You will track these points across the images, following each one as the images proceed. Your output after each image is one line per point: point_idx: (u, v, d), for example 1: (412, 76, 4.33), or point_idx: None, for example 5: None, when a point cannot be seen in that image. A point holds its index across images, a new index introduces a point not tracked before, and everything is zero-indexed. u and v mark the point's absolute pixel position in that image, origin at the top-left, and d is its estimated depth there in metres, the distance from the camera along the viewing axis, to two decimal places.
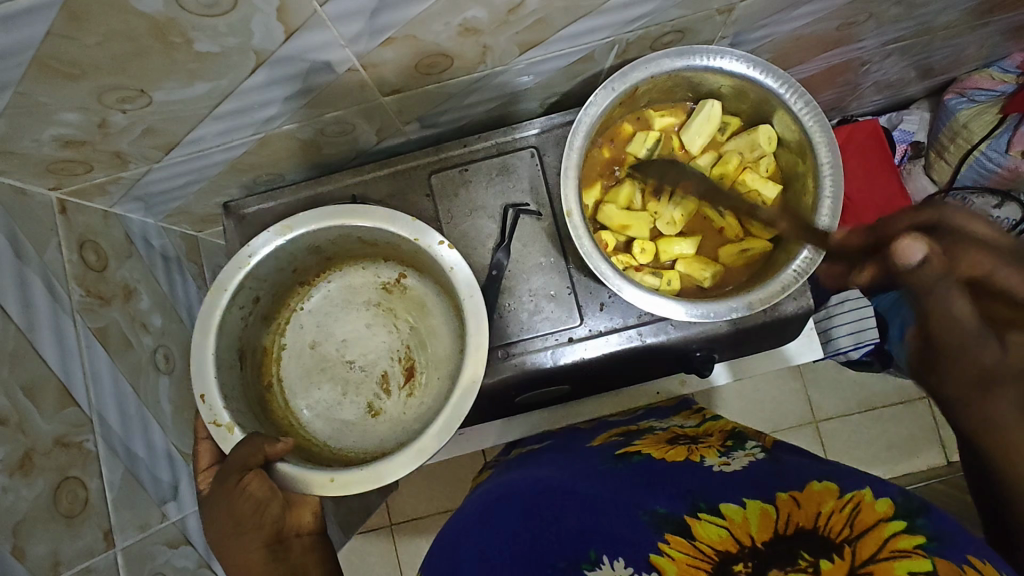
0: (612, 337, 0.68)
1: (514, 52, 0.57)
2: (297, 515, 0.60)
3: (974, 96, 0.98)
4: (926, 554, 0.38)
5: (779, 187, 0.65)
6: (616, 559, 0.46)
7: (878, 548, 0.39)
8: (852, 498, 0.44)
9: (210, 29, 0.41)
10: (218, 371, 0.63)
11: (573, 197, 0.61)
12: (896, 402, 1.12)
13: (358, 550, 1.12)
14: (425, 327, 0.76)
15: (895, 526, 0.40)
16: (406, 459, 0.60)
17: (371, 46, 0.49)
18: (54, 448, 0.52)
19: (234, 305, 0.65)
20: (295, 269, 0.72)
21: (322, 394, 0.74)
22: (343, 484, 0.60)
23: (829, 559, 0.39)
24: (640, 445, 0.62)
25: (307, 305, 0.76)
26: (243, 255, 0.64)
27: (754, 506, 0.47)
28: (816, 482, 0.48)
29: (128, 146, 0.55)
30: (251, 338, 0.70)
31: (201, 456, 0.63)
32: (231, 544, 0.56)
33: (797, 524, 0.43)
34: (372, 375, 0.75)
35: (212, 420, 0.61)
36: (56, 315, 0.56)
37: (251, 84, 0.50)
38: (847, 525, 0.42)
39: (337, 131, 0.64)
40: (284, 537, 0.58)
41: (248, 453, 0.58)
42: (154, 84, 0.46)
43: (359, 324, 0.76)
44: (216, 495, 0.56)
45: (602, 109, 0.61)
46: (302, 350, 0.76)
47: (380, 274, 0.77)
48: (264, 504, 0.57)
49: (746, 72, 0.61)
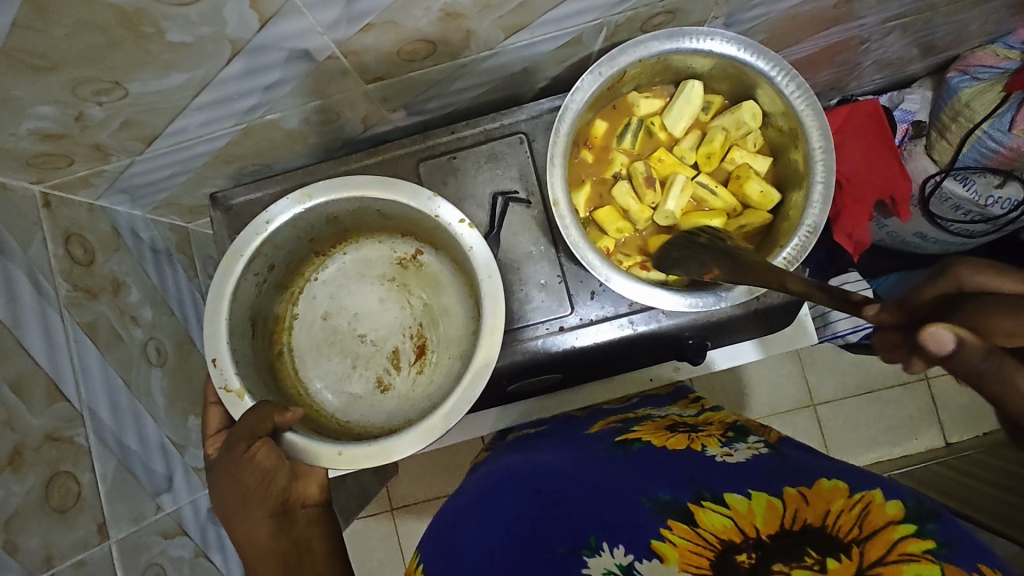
0: (603, 325, 0.68)
1: (500, 36, 0.55)
2: (302, 486, 0.58)
3: (977, 73, 0.94)
4: (935, 560, 0.37)
5: (770, 160, 0.65)
6: (616, 546, 0.45)
7: (887, 551, 0.39)
8: (863, 498, 0.43)
9: (181, 18, 0.40)
10: (232, 337, 0.63)
11: (559, 185, 0.60)
12: (896, 384, 1.12)
13: (359, 535, 1.13)
14: (438, 305, 0.76)
15: (905, 530, 0.40)
16: (414, 439, 0.60)
17: (351, 33, 0.48)
18: (44, 444, 0.52)
19: (249, 273, 0.65)
20: (311, 239, 0.72)
21: (331, 365, 0.75)
22: (351, 458, 0.61)
23: (837, 559, 0.39)
24: (640, 433, 0.62)
25: (321, 274, 0.76)
26: (261, 222, 0.64)
27: (760, 498, 0.46)
28: (825, 480, 0.47)
29: (108, 138, 0.54)
30: (263, 305, 0.70)
31: (211, 420, 0.63)
32: (235, 517, 0.54)
33: (804, 520, 0.43)
34: (383, 350, 0.75)
35: (222, 385, 0.62)
36: (42, 310, 0.55)
37: (229, 75, 0.49)
38: (856, 526, 0.41)
39: (322, 120, 0.63)
40: (290, 508, 0.55)
41: (257, 422, 0.58)
42: (129, 75, 0.45)
43: (373, 298, 0.76)
44: (222, 463, 0.56)
45: (589, 95, 0.60)
46: (314, 321, 0.76)
47: (396, 249, 0.77)
48: (270, 474, 0.56)
49: (737, 54, 0.59)
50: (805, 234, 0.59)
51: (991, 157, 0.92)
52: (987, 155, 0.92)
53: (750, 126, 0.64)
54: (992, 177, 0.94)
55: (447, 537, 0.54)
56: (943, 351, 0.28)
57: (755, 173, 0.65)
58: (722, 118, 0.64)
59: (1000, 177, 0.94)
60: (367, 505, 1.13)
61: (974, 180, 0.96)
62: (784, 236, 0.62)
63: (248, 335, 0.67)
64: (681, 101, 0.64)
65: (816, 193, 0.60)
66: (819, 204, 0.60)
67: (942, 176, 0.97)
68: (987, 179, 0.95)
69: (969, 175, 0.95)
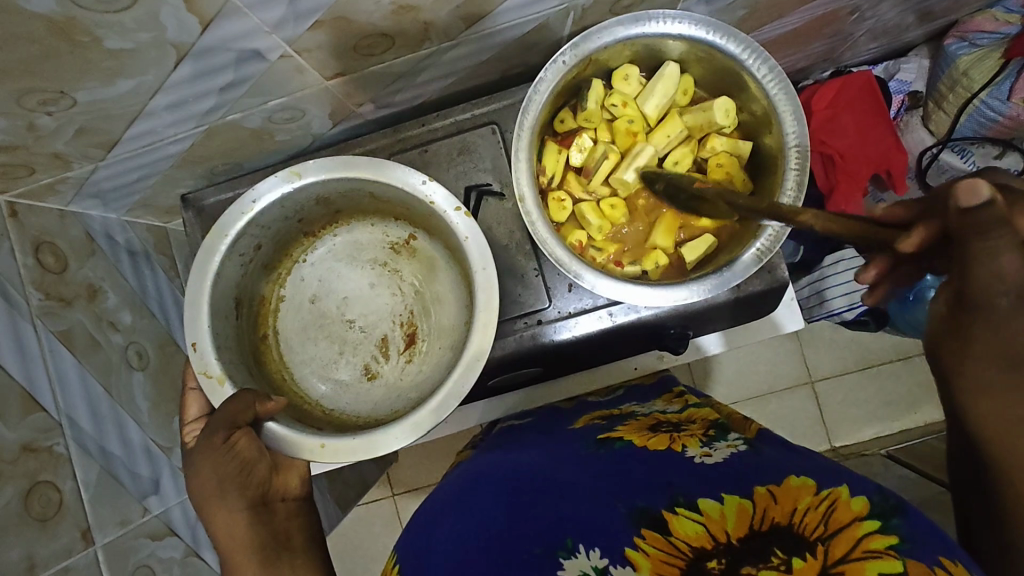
0: (582, 318, 0.68)
1: (461, 25, 0.54)
2: (283, 479, 0.57)
3: (976, 39, 0.89)
4: (898, 555, 0.38)
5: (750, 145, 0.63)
6: (592, 549, 0.45)
7: (851, 547, 0.39)
8: (829, 495, 0.44)
9: (116, 25, 0.39)
10: (211, 319, 0.61)
11: (524, 178, 0.59)
12: (894, 358, 1.10)
13: (362, 520, 1.12)
14: (431, 293, 0.74)
15: (869, 526, 0.40)
16: (401, 433, 0.59)
17: (300, 31, 0.46)
18: (21, 455, 0.53)
19: (235, 252, 0.64)
20: (301, 219, 0.70)
21: (317, 350, 0.74)
22: (332, 452, 0.60)
23: (802, 558, 0.40)
24: (622, 431, 0.61)
25: (310, 256, 0.75)
26: (248, 201, 0.63)
27: (731, 502, 0.46)
28: (794, 477, 0.47)
29: (65, 146, 0.53)
30: (249, 286, 0.69)
31: (189, 407, 0.62)
32: (214, 505, 0.52)
33: (772, 520, 0.43)
34: (372, 337, 0.74)
35: (203, 370, 0.60)
36: (14, 322, 0.55)
37: (179, 78, 0.47)
38: (822, 523, 0.42)
39: (286, 117, 0.61)
40: (269, 500, 0.54)
41: (236, 411, 0.57)
42: (74, 84, 0.44)
43: (362, 283, 0.75)
44: (199, 451, 0.54)
45: (553, 83, 0.59)
46: (302, 303, 0.74)
47: (389, 234, 0.75)
48: (251, 465, 0.55)
49: (705, 37, 0.58)
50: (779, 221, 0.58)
51: (990, 126, 0.90)
52: (986, 125, 0.90)
53: (724, 123, 0.62)
54: (991, 148, 0.92)
55: (422, 538, 0.53)
56: (972, 201, 0.32)
57: (734, 159, 0.63)
58: (700, 108, 0.63)
59: (999, 147, 0.92)
60: (367, 491, 1.11)
61: (972, 151, 0.93)
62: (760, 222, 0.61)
63: (232, 318, 0.66)
64: (658, 84, 0.61)
65: (791, 179, 0.58)
66: (794, 189, 0.58)
67: (939, 148, 0.94)
68: (985, 149, 0.93)
69: (967, 146, 0.93)
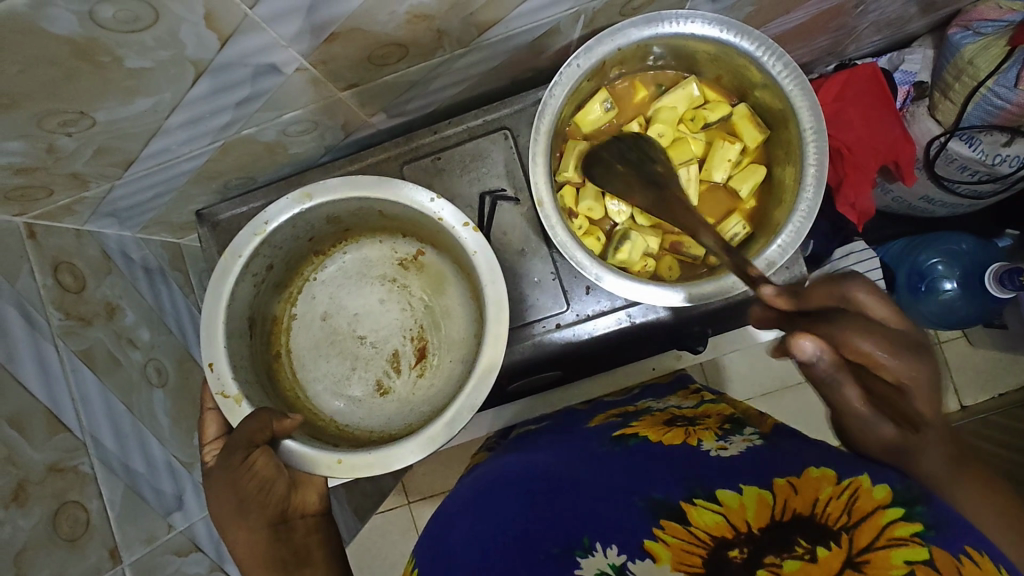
0: (601, 320, 0.68)
1: (473, 33, 0.54)
2: (301, 495, 0.57)
3: (980, 27, 0.87)
4: (923, 542, 0.36)
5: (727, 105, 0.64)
6: (609, 546, 0.44)
7: (875, 536, 0.37)
8: (851, 484, 0.43)
9: (137, 44, 0.39)
10: (228, 342, 0.61)
11: (542, 182, 0.60)
12: None
13: (380, 529, 1.10)
14: (440, 307, 0.74)
15: (893, 514, 0.39)
16: (415, 447, 0.58)
17: (316, 43, 0.46)
18: (48, 476, 0.52)
19: (248, 273, 0.64)
20: (311, 238, 0.70)
21: (329, 367, 0.73)
22: (351, 468, 0.58)
23: (827, 547, 0.38)
24: (638, 428, 0.60)
25: (320, 273, 0.75)
26: (260, 222, 0.63)
27: (750, 492, 0.45)
28: (813, 469, 0.46)
29: (84, 166, 0.53)
30: (262, 305, 0.69)
31: (207, 427, 0.62)
32: (233, 527, 0.53)
33: (793, 510, 0.42)
34: (383, 352, 0.74)
35: (219, 390, 0.60)
36: (36, 343, 0.55)
37: (196, 95, 0.48)
38: (845, 513, 0.40)
39: (299, 130, 0.61)
40: (289, 518, 0.55)
41: (255, 429, 0.56)
42: (93, 105, 0.44)
43: (372, 299, 0.75)
44: (219, 472, 0.54)
45: (567, 89, 0.60)
46: (313, 321, 0.74)
47: (397, 250, 0.75)
48: (268, 484, 0.54)
49: (719, 35, 0.59)
50: (799, 219, 0.59)
51: (997, 114, 0.86)
52: (993, 112, 0.86)
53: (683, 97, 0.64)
54: (1000, 135, 0.87)
55: (439, 543, 0.53)
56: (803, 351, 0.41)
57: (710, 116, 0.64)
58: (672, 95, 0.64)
59: (1007, 135, 0.87)
60: (384, 500, 1.10)
61: (980, 139, 0.89)
62: (778, 223, 0.61)
63: (247, 337, 0.65)
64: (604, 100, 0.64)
65: (809, 176, 0.59)
66: (812, 186, 0.59)
67: (946, 137, 0.91)
68: (993, 138, 0.88)
69: (974, 135, 0.89)
